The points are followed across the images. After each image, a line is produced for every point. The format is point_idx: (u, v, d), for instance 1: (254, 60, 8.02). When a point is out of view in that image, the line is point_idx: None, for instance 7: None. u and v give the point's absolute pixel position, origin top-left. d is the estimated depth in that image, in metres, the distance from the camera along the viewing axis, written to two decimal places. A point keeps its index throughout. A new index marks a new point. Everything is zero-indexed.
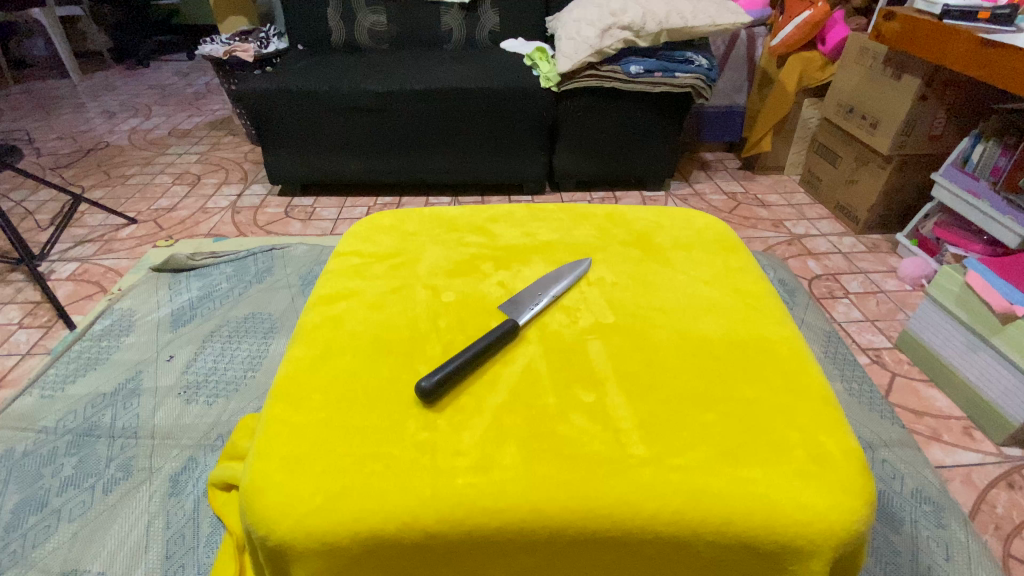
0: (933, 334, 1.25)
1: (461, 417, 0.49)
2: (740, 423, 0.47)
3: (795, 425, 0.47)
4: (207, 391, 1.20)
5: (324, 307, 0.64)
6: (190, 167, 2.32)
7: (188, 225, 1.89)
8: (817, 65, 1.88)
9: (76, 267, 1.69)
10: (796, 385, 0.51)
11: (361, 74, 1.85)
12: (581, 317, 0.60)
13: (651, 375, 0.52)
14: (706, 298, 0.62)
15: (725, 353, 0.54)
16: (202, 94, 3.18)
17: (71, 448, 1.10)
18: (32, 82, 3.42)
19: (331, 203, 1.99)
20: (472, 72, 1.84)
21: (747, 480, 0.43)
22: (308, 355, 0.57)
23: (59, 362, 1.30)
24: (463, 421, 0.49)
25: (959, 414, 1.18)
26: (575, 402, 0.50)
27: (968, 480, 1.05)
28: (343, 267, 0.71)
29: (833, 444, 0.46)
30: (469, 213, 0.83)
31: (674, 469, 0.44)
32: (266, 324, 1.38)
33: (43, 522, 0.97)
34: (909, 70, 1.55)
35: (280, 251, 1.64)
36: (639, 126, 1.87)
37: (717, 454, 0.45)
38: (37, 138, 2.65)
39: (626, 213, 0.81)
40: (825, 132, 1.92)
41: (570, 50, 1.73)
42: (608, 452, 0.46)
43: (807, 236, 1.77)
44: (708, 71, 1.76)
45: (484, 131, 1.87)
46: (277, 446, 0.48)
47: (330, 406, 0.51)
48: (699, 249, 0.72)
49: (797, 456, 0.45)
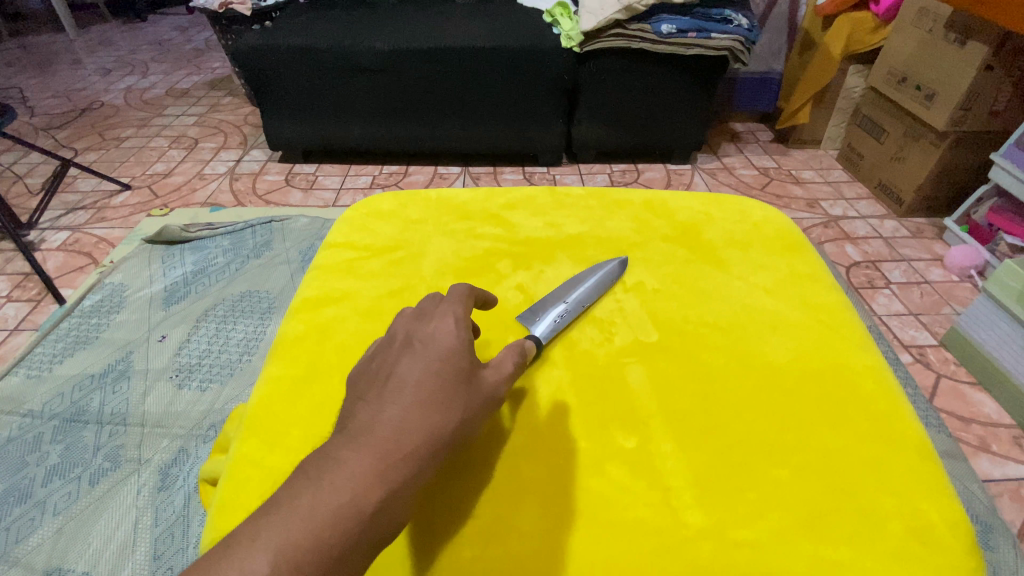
0: (986, 332, 1.14)
1: (472, 463, 0.43)
2: (816, 483, 0.40)
3: (887, 487, 0.40)
4: (201, 374, 1.13)
5: (309, 313, 0.56)
6: (188, 130, 2.20)
7: (184, 193, 1.80)
8: (867, 27, 1.69)
9: (67, 236, 1.61)
10: (885, 433, 0.44)
11: (365, 30, 1.70)
12: (616, 332, 0.52)
13: (707, 415, 0.45)
14: (769, 312, 0.54)
15: (797, 387, 0.47)
16: (202, 51, 3.02)
17: (57, 434, 1.04)
18: (27, 36, 3.28)
19: (335, 171, 1.88)
20: (487, 29, 1.68)
21: (833, 562, 0.36)
22: (287, 375, 0.50)
23: (47, 339, 1.24)
24: (475, 469, 0.43)
25: (1008, 422, 1.08)
26: (613, 449, 0.43)
27: (1017, 496, 0.96)
28: (335, 262, 0.62)
29: (936, 513, 0.39)
30: (482, 197, 0.72)
31: (737, 545, 0.37)
32: (264, 303, 1.29)
33: (26, 515, 0.93)
34: (975, 35, 1.38)
35: (279, 223, 1.54)
36: (667, 93, 1.72)
37: (790, 525, 0.38)
38: (31, 96, 2.53)
39: (667, 200, 0.71)
40: (871, 104, 1.75)
41: (595, 6, 1.57)
42: (655, 520, 0.39)
43: (844, 217, 1.64)
44: (748, 32, 1.60)
45: (498, 95, 1.72)
46: (245, 494, 0.41)
47: (308, 444, 0.44)
48: (758, 248, 0.63)
49: (893, 532, 0.38)
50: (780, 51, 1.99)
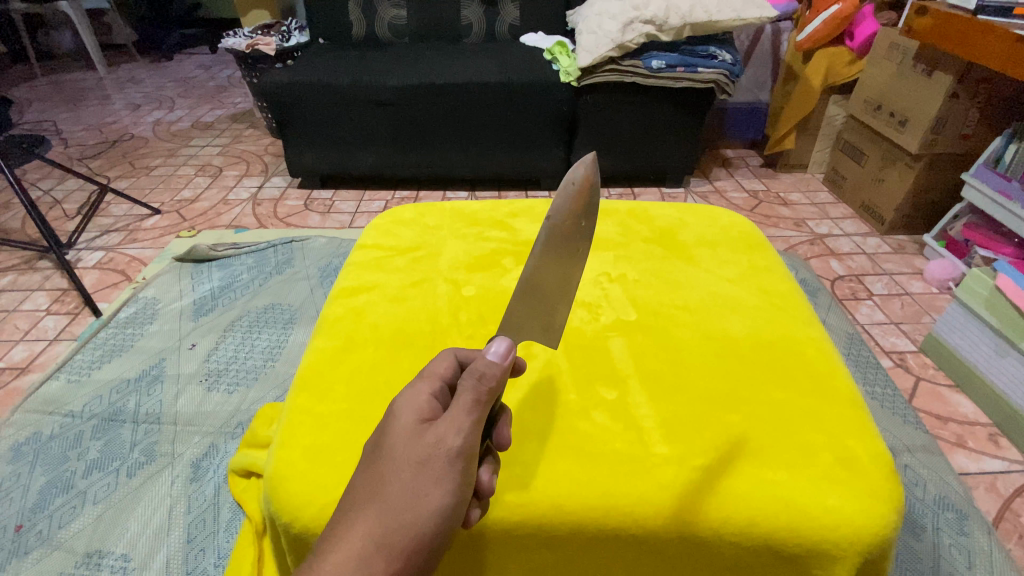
0: (960, 337, 1.21)
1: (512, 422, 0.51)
2: (763, 425, 0.49)
3: (822, 429, 0.49)
4: (228, 379, 1.22)
5: (346, 299, 0.66)
6: (213, 159, 2.35)
7: (210, 216, 1.92)
8: (845, 60, 1.83)
9: (102, 256, 1.73)
10: (823, 388, 0.52)
11: (380, 67, 1.86)
12: (602, 313, 0.62)
13: (674, 375, 0.54)
14: (730, 297, 0.63)
15: (750, 353, 0.56)
16: (224, 87, 3.22)
17: (97, 432, 1.13)
18: (59, 74, 3.49)
19: (350, 196, 2.00)
20: (492, 66, 1.83)
21: (773, 482, 0.45)
22: (331, 346, 0.59)
23: (85, 348, 1.34)
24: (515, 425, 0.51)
25: (985, 420, 1.14)
26: (597, 400, 0.52)
27: (992, 488, 1.02)
28: (365, 260, 0.73)
29: (861, 448, 0.47)
30: (489, 207, 0.83)
31: (696, 469, 0.46)
32: (286, 315, 1.39)
33: (69, 504, 1.01)
34: (941, 67, 1.50)
35: (299, 243, 1.65)
36: (659, 122, 1.85)
37: (740, 456, 0.47)
38: (64, 129, 2.71)
39: (648, 210, 0.81)
40: (851, 130, 1.87)
41: (591, 44, 1.72)
42: (630, 450, 0.48)
43: (830, 235, 1.74)
44: (732, 66, 1.74)
45: (502, 125, 1.86)
46: (302, 435, 0.51)
47: (351, 397, 0.54)
48: (724, 247, 0.73)
49: (824, 460, 0.46)
50: (765, 83, 2.13)
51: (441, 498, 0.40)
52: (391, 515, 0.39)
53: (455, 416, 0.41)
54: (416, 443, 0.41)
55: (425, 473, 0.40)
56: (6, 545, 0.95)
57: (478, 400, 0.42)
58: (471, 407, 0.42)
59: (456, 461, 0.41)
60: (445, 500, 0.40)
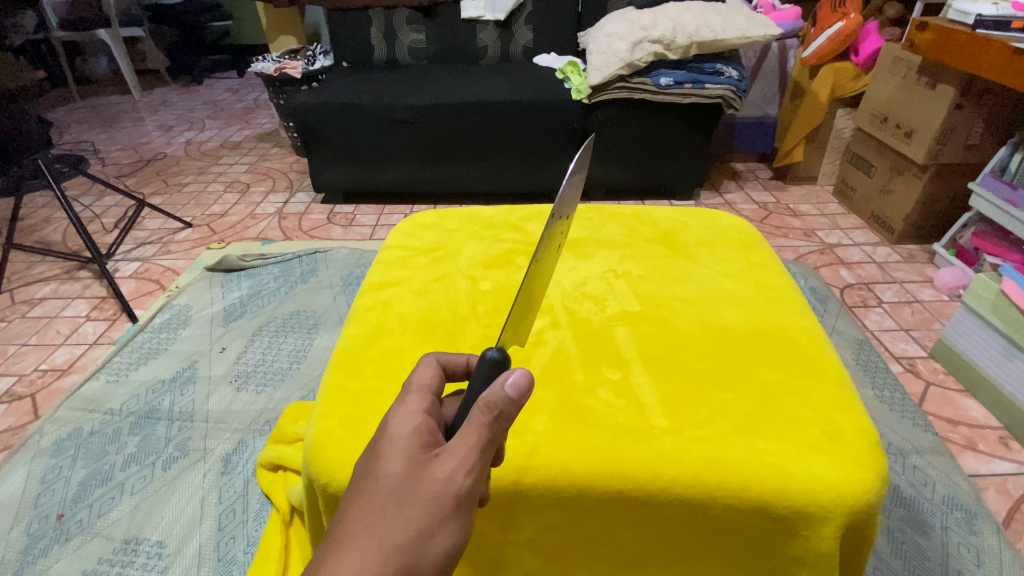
0: (968, 342, 1.22)
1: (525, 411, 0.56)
2: (754, 402, 0.55)
3: (810, 405, 0.55)
4: (257, 379, 1.29)
5: (376, 292, 0.73)
6: (240, 176, 2.47)
7: (238, 230, 2.02)
8: (850, 75, 1.87)
9: (138, 266, 1.83)
10: (813, 372, 0.58)
11: (400, 88, 1.96)
12: (608, 305, 0.68)
13: (672, 358, 0.60)
14: (728, 290, 0.70)
15: (745, 340, 0.62)
16: (251, 109, 3.38)
17: (134, 428, 1.20)
18: (97, 97, 3.69)
19: (370, 210, 2.09)
20: (506, 85, 1.91)
21: (764, 451, 0.51)
22: (362, 333, 0.66)
23: (123, 350, 1.42)
24: (530, 410, 0.56)
25: (996, 424, 1.15)
26: (602, 379, 0.59)
27: (1003, 489, 1.02)
28: (392, 258, 0.79)
29: (846, 423, 0.54)
30: (504, 212, 0.88)
31: (694, 439, 0.52)
32: (310, 321, 1.46)
33: (108, 494, 1.07)
34: (944, 79, 1.54)
35: (323, 254, 1.73)
36: (668, 136, 1.90)
37: (734, 429, 0.53)
38: (102, 149, 2.86)
39: (651, 213, 0.86)
40: (860, 141, 1.91)
41: (601, 64, 1.79)
42: (633, 422, 0.54)
43: (840, 245, 1.76)
44: (738, 83, 1.80)
45: (518, 140, 1.93)
46: (338, 407, 0.57)
47: (379, 376, 0.60)
48: (722, 246, 0.79)
49: (811, 433, 0.52)
50: (773, 97, 2.18)
51: (448, 537, 0.40)
52: (395, 554, 0.38)
53: (466, 457, 0.39)
54: (419, 475, 0.40)
55: (432, 511, 0.39)
56: (49, 532, 1.01)
57: (493, 439, 0.40)
58: (480, 444, 0.40)
59: (461, 501, 0.40)
60: (452, 539, 0.40)
